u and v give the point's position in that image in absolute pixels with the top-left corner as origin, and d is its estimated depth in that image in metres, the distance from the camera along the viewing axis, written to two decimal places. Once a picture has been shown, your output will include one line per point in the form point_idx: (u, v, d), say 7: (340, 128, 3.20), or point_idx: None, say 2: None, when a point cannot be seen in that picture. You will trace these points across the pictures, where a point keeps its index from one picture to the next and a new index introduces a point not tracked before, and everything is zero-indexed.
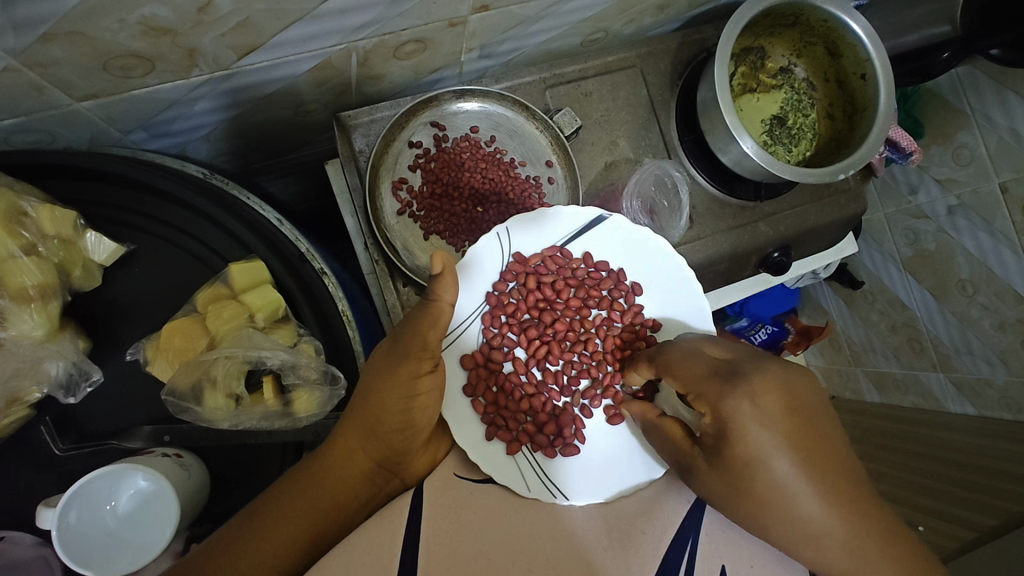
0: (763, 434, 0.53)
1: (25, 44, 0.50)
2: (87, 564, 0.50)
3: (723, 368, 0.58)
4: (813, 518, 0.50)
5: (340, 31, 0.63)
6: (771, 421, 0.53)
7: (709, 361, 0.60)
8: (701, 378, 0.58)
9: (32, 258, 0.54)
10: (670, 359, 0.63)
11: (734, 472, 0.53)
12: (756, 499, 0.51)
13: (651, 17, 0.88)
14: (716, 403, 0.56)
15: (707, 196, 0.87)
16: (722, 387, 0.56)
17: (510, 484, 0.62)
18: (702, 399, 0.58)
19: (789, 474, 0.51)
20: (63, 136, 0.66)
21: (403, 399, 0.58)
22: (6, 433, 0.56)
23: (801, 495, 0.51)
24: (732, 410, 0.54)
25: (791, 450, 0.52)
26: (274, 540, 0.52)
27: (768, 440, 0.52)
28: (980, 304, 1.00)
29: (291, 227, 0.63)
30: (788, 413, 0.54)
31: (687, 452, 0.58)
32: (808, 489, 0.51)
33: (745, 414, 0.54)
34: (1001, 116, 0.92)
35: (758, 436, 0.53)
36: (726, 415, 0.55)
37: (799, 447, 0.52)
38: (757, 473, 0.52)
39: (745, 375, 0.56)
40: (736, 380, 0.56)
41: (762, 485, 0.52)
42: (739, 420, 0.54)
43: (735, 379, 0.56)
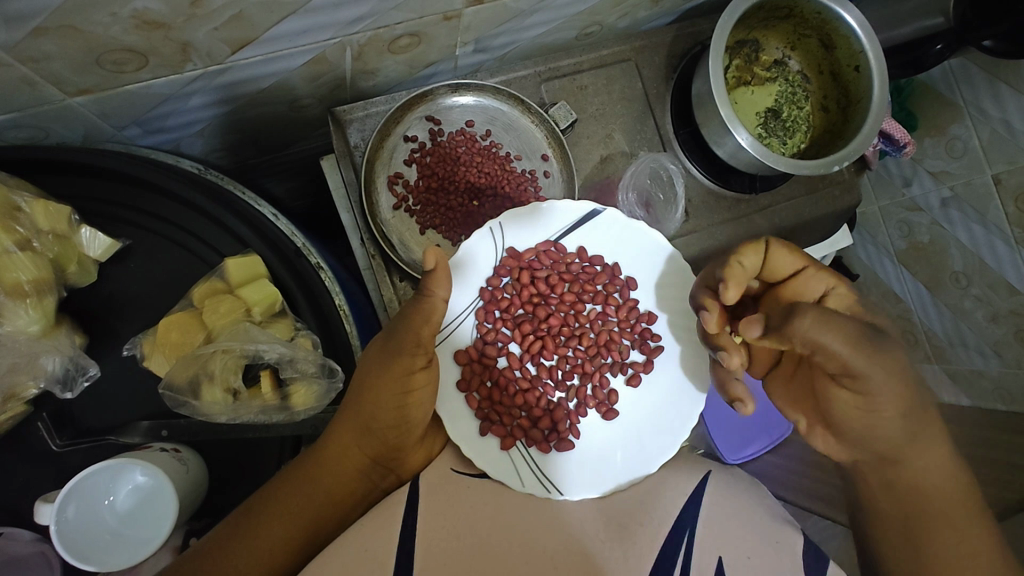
0: (841, 350, 0.55)
1: (16, 38, 0.50)
2: (87, 559, 0.50)
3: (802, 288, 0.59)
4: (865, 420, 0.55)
5: (335, 24, 0.63)
6: (845, 335, 0.55)
7: (770, 284, 0.60)
8: (779, 302, 0.58)
9: (27, 253, 0.53)
10: (738, 283, 0.62)
11: (811, 392, 0.56)
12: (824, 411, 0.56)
13: (646, 10, 0.88)
14: (787, 328, 0.55)
15: (703, 189, 0.88)
16: (803, 308, 0.56)
17: (505, 480, 0.63)
18: (772, 331, 0.56)
19: (853, 386, 0.55)
20: (56, 132, 0.66)
21: (398, 395, 0.57)
22: (2, 429, 0.55)
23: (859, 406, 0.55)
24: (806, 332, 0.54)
25: (854, 364, 0.55)
26: (271, 537, 0.52)
27: (842, 356, 0.55)
28: (972, 295, 1.01)
29: (287, 222, 0.63)
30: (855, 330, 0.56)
31: (766, 377, 0.61)
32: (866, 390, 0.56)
33: (828, 337, 0.54)
34: (994, 109, 0.93)
35: (837, 348, 0.54)
36: (802, 334, 0.54)
37: (863, 357, 0.55)
38: (827, 385, 0.55)
39: (823, 301, 0.57)
40: (798, 303, 0.55)
41: (830, 400, 0.56)
42: (811, 337, 0.54)
43: (810, 301, 0.57)
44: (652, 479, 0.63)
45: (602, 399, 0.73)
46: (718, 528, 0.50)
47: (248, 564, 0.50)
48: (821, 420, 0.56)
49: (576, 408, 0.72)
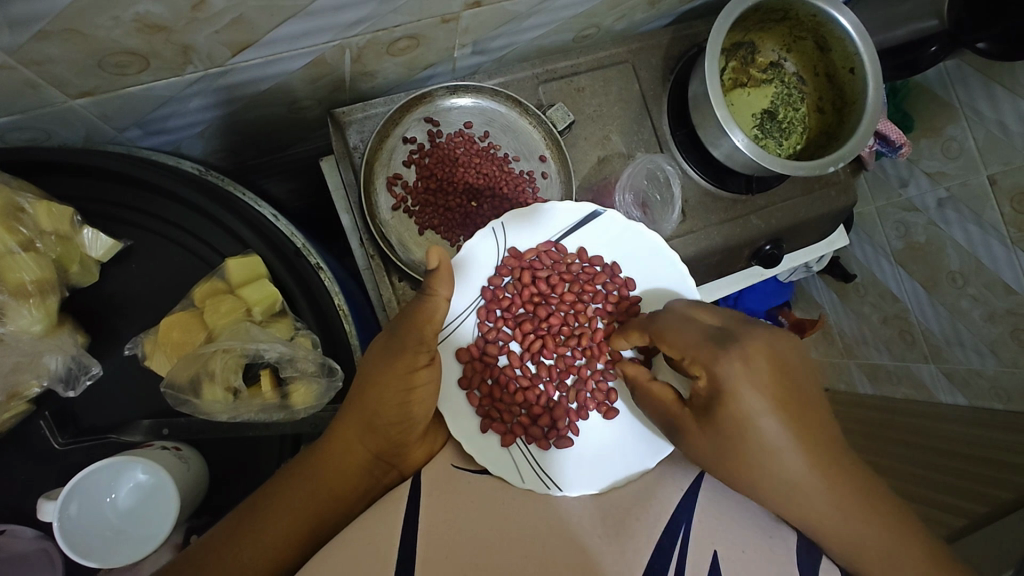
0: (753, 396, 0.55)
1: (20, 41, 0.50)
2: (88, 556, 0.50)
3: (718, 334, 0.60)
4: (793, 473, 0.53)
5: (334, 27, 0.64)
6: (761, 382, 0.55)
7: (700, 327, 0.62)
8: (694, 342, 0.60)
9: (30, 253, 0.54)
10: (664, 325, 0.64)
11: (721, 436, 0.56)
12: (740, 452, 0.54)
13: (642, 12, 0.88)
14: (709, 365, 0.58)
15: (700, 190, 0.88)
16: (717, 350, 0.58)
17: (504, 475, 0.63)
18: (697, 362, 0.59)
19: (775, 435, 0.54)
20: (58, 133, 0.66)
21: (401, 392, 0.58)
22: (6, 428, 0.56)
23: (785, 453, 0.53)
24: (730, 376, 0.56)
25: (777, 410, 0.55)
26: (274, 533, 0.52)
27: (757, 401, 0.55)
28: (969, 295, 1.02)
29: (287, 223, 0.64)
30: (777, 376, 0.56)
31: (673, 415, 0.61)
32: (793, 446, 0.53)
33: (738, 376, 0.56)
34: (989, 110, 0.94)
35: (751, 396, 0.55)
36: (723, 377, 0.56)
37: (783, 406, 0.55)
38: (746, 430, 0.55)
39: (739, 342, 0.58)
40: (727, 343, 0.58)
41: (747, 442, 0.54)
42: (733, 380, 0.56)
43: (729, 344, 0.58)
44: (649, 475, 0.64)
45: (597, 398, 0.74)
46: (714, 524, 0.50)
47: (252, 558, 0.51)
48: (731, 459, 0.55)
49: (577, 408, 0.73)
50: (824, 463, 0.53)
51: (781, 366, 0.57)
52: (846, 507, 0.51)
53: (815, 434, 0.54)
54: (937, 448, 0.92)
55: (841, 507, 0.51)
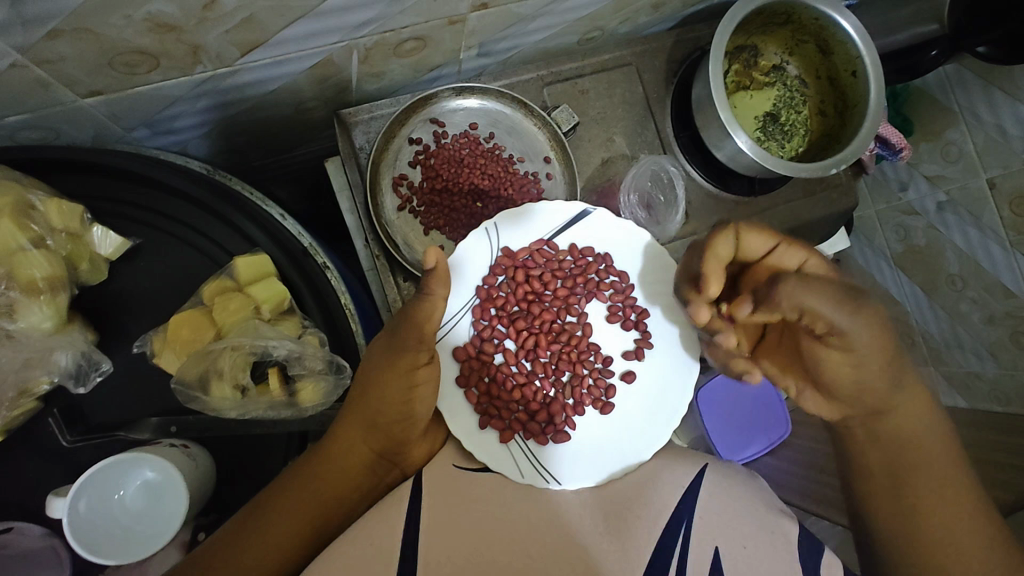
0: (824, 303, 0.55)
1: (33, 40, 0.51)
2: (95, 551, 0.50)
3: (773, 257, 0.61)
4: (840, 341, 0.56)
5: (342, 28, 0.64)
6: (824, 289, 0.55)
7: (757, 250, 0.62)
8: (752, 263, 0.60)
9: (41, 251, 0.54)
10: (715, 254, 0.63)
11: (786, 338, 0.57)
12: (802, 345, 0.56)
13: (646, 16, 0.89)
14: (771, 298, 0.57)
15: (702, 192, 0.89)
16: (773, 279, 0.57)
17: (505, 472, 0.64)
18: (758, 286, 0.58)
19: (839, 334, 0.56)
20: (67, 132, 0.67)
21: (403, 391, 0.59)
22: (14, 426, 0.56)
23: (843, 354, 0.56)
24: (792, 293, 0.55)
25: (844, 313, 0.55)
26: (280, 530, 0.52)
27: (826, 309, 0.55)
28: (969, 298, 1.03)
29: (294, 223, 0.64)
30: (838, 286, 0.57)
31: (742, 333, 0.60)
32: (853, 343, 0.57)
33: (796, 290, 0.54)
34: (988, 113, 0.96)
35: (822, 303, 0.54)
36: (782, 305, 0.56)
37: (851, 310, 0.55)
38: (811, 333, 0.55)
39: (795, 269, 0.57)
40: (782, 274, 0.58)
41: (810, 339, 0.56)
42: (790, 294, 0.55)
43: (782, 272, 0.57)
44: (645, 468, 0.65)
45: (591, 393, 0.74)
46: (716, 520, 0.50)
47: (257, 557, 0.51)
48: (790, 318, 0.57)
49: (574, 404, 0.73)
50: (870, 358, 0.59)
51: (833, 280, 0.58)
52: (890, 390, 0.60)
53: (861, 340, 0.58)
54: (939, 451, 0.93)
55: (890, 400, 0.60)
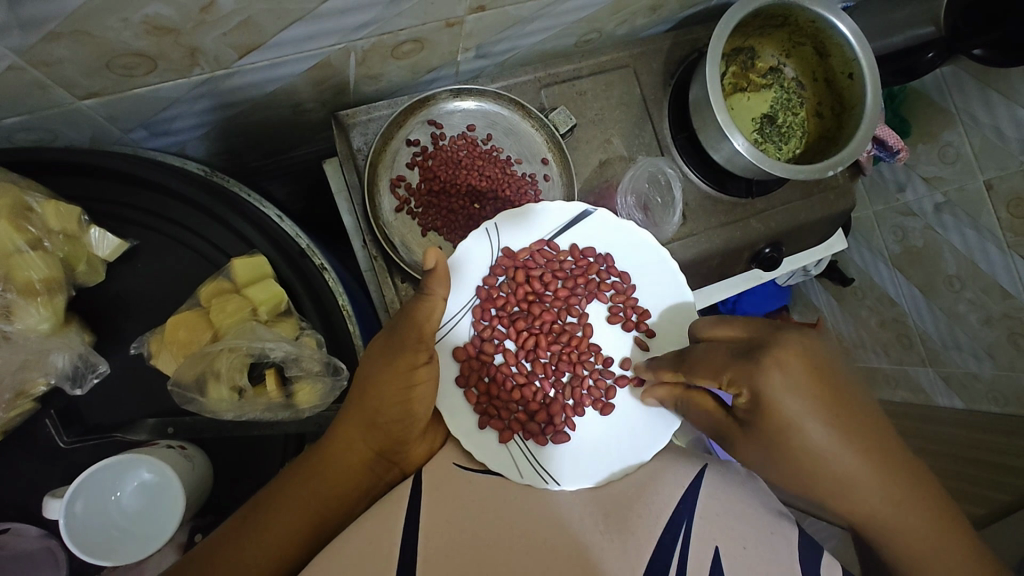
0: (795, 401, 0.53)
1: (30, 42, 0.51)
2: (91, 552, 0.50)
3: (747, 346, 0.57)
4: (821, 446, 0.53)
5: (339, 30, 0.64)
6: (801, 388, 0.53)
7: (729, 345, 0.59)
8: (726, 362, 0.58)
9: (38, 252, 0.54)
10: (694, 355, 0.63)
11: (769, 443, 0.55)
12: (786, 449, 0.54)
13: (644, 18, 0.89)
14: (748, 381, 0.55)
15: (700, 193, 0.89)
16: (749, 364, 0.55)
17: (504, 472, 0.64)
18: (733, 381, 0.57)
19: (821, 440, 0.53)
20: (65, 134, 0.67)
21: (402, 390, 0.59)
22: (12, 427, 0.56)
23: (832, 456, 0.53)
24: (772, 392, 0.53)
25: (824, 416, 0.53)
26: (278, 530, 0.52)
27: (799, 406, 0.53)
28: (966, 299, 1.03)
29: (291, 224, 0.65)
30: (817, 381, 0.53)
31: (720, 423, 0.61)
32: (842, 449, 0.53)
33: (775, 386, 0.53)
34: (985, 115, 0.95)
35: (793, 404, 0.53)
36: (761, 392, 0.54)
37: (830, 412, 0.53)
38: (792, 437, 0.53)
39: (771, 349, 0.55)
40: (759, 355, 0.55)
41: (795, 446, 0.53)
42: (772, 391, 0.53)
43: (759, 354, 0.55)
44: (647, 467, 0.64)
45: (591, 394, 0.74)
46: (716, 520, 0.50)
47: (256, 556, 0.51)
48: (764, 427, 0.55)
49: (573, 404, 0.73)
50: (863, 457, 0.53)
51: (819, 369, 0.54)
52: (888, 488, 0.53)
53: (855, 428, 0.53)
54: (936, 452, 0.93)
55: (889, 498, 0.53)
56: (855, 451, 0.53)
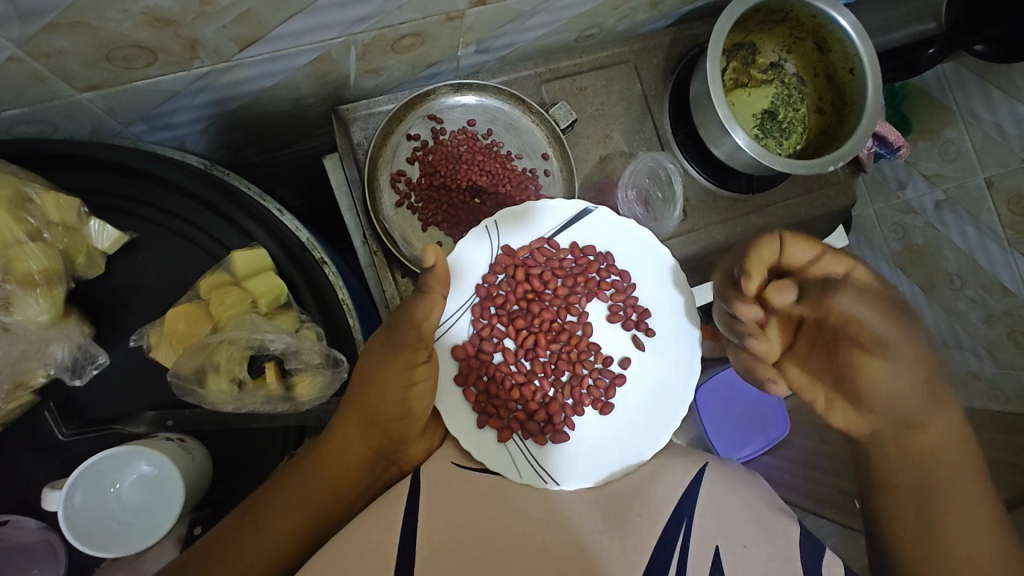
0: (875, 319, 0.60)
1: (29, 33, 0.51)
2: (89, 543, 0.50)
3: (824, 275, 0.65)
4: (885, 368, 0.60)
5: (340, 24, 0.64)
6: (875, 307, 0.61)
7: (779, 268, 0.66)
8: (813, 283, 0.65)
9: (38, 243, 0.54)
10: (740, 254, 0.66)
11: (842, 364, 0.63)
12: (838, 357, 0.63)
13: (645, 13, 0.89)
14: (827, 300, 0.63)
15: (700, 189, 0.89)
16: (826, 285, 0.64)
17: (504, 472, 0.63)
18: (806, 291, 0.65)
19: (890, 353, 0.59)
20: (64, 127, 0.67)
21: (402, 387, 0.59)
22: (10, 419, 0.56)
23: (881, 364, 0.60)
24: (843, 306, 0.62)
25: (892, 331, 0.60)
26: (274, 530, 0.51)
27: (883, 326, 0.60)
28: (967, 297, 1.01)
29: (291, 219, 0.64)
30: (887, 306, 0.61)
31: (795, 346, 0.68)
32: (904, 371, 0.59)
33: (855, 309, 0.61)
34: (986, 112, 0.97)
35: (873, 321, 0.60)
36: (839, 310, 0.62)
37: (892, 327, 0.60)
38: (848, 346, 0.62)
39: (845, 278, 0.64)
40: (833, 280, 0.64)
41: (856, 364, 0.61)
42: (839, 309, 0.62)
43: (837, 281, 0.63)
44: (648, 466, 0.64)
45: (592, 394, 0.74)
46: (716, 521, 0.50)
47: (247, 556, 0.49)
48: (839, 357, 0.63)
49: (572, 404, 0.73)
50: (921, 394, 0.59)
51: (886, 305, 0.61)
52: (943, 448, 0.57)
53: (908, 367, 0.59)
54: None
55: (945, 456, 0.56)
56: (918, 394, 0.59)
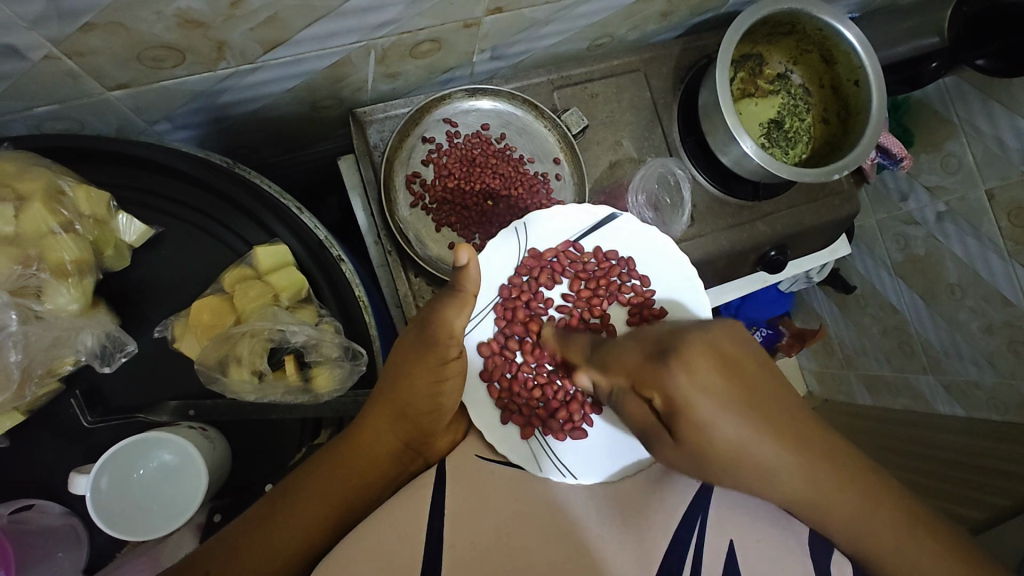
0: (707, 403, 0.48)
1: (67, 32, 0.52)
2: (116, 526, 0.52)
3: (661, 345, 0.53)
4: (765, 465, 0.49)
5: (361, 29, 0.66)
6: (709, 384, 0.48)
7: (645, 343, 0.56)
8: (645, 362, 0.53)
9: (70, 234, 0.56)
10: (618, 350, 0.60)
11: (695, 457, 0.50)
12: (711, 465, 0.49)
13: (655, 24, 0.91)
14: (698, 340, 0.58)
15: (708, 196, 0.91)
16: (660, 366, 0.51)
17: (524, 464, 0.65)
18: (647, 383, 0.52)
19: (736, 434, 0.48)
20: (91, 124, 0.69)
21: (432, 382, 0.61)
22: (37, 405, 0.58)
23: (757, 450, 0.49)
24: (681, 390, 0.48)
25: (735, 407, 0.48)
26: (303, 516, 0.53)
27: (710, 407, 0.48)
28: (967, 307, 1.04)
29: (311, 217, 0.66)
30: (727, 374, 0.49)
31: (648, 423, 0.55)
32: (754, 440, 0.48)
33: (685, 387, 0.48)
34: (987, 126, 0.98)
35: (704, 405, 0.48)
36: (675, 394, 0.49)
37: (735, 402, 0.48)
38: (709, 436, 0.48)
39: (680, 349, 0.51)
40: (669, 356, 0.51)
41: (713, 451, 0.48)
42: (685, 394, 0.48)
43: (670, 356, 0.51)
44: None
45: None
46: (729, 515, 0.51)
47: (272, 549, 0.51)
48: (700, 473, 0.51)
49: (592, 402, 0.74)
50: (791, 454, 0.49)
51: (727, 363, 0.49)
52: (818, 485, 0.50)
53: (781, 418, 0.50)
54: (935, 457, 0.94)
55: (820, 492, 0.50)
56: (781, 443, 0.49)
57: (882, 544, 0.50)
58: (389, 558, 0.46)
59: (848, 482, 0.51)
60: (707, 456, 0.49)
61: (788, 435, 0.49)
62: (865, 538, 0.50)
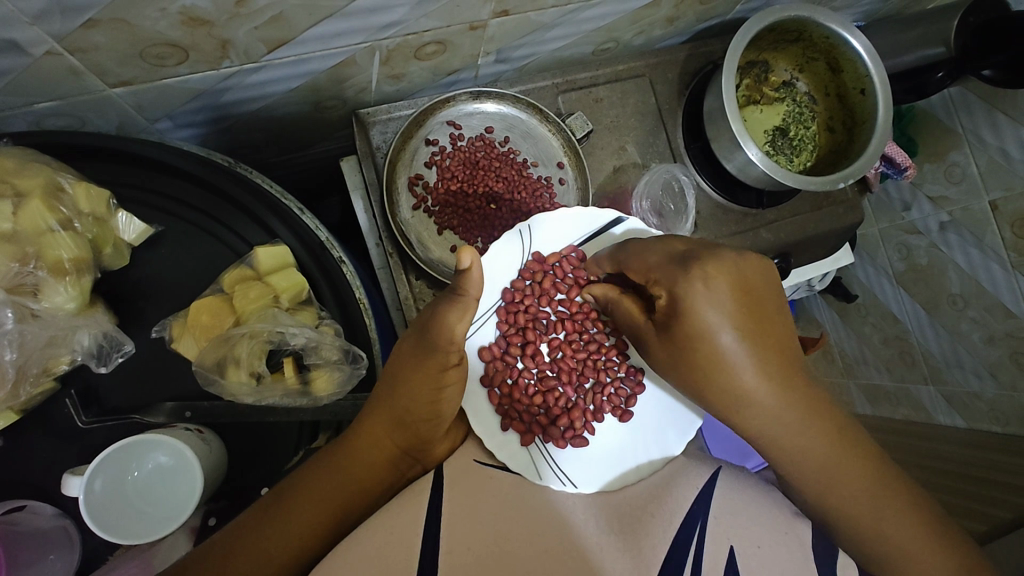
0: (711, 312, 0.56)
1: (70, 29, 0.52)
2: (109, 530, 0.51)
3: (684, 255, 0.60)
4: (745, 384, 0.56)
5: (367, 29, 0.66)
6: (720, 301, 0.57)
7: (665, 251, 0.62)
8: (658, 264, 0.61)
9: (69, 232, 0.55)
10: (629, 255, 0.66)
11: (680, 352, 0.60)
12: (696, 360, 0.58)
13: (661, 29, 0.91)
14: (672, 286, 0.59)
15: (711, 202, 0.91)
16: (677, 272, 0.59)
17: (524, 472, 0.63)
18: (658, 283, 0.61)
19: (731, 347, 0.56)
20: (91, 121, 0.68)
21: (432, 390, 0.59)
22: (31, 405, 0.57)
23: (741, 364, 0.56)
24: (690, 296, 0.57)
25: (737, 326, 0.56)
26: (298, 523, 0.52)
27: (715, 317, 0.56)
28: (969, 317, 1.04)
29: (312, 218, 0.65)
30: (740, 294, 0.57)
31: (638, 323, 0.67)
32: (746, 353, 0.56)
33: (697, 295, 0.57)
34: (991, 137, 0.97)
35: (708, 313, 0.56)
36: (681, 298, 0.58)
37: (743, 322, 0.57)
38: (702, 342, 0.57)
39: (702, 262, 0.58)
40: (690, 265, 0.58)
41: (702, 352, 0.58)
42: (691, 300, 0.57)
43: (690, 264, 0.58)
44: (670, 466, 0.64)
45: (613, 403, 0.75)
46: (730, 521, 0.50)
47: (264, 556, 0.50)
48: (692, 370, 0.59)
49: (594, 410, 0.75)
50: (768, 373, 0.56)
51: (744, 286, 0.57)
52: (786, 405, 0.56)
53: (763, 336, 0.57)
54: (935, 468, 0.93)
55: (788, 417, 0.55)
56: (763, 367, 0.56)
57: (831, 477, 0.54)
58: (384, 564, 0.45)
59: (818, 417, 0.56)
60: (697, 358, 0.58)
61: (767, 360, 0.57)
62: (815, 470, 0.55)
